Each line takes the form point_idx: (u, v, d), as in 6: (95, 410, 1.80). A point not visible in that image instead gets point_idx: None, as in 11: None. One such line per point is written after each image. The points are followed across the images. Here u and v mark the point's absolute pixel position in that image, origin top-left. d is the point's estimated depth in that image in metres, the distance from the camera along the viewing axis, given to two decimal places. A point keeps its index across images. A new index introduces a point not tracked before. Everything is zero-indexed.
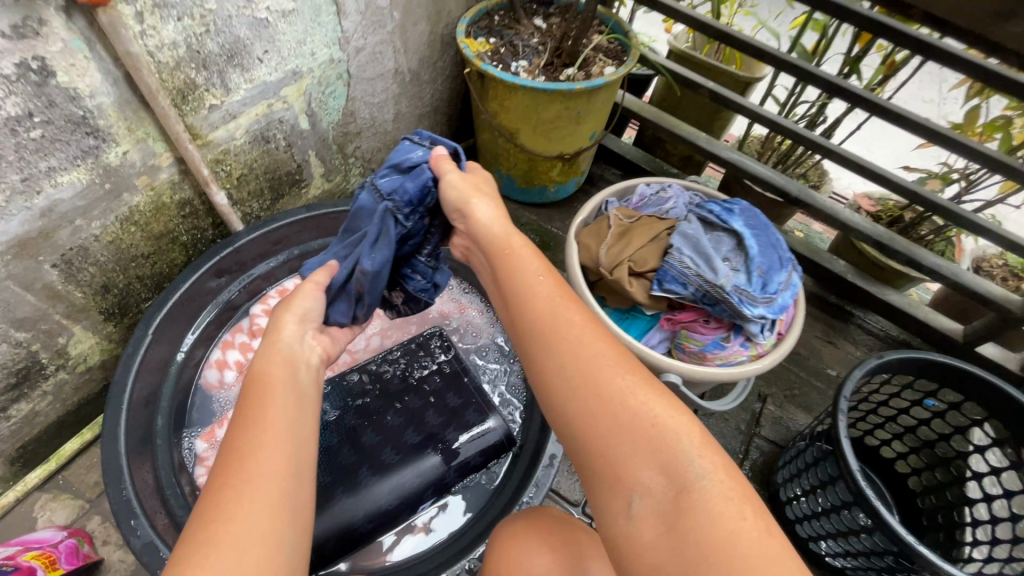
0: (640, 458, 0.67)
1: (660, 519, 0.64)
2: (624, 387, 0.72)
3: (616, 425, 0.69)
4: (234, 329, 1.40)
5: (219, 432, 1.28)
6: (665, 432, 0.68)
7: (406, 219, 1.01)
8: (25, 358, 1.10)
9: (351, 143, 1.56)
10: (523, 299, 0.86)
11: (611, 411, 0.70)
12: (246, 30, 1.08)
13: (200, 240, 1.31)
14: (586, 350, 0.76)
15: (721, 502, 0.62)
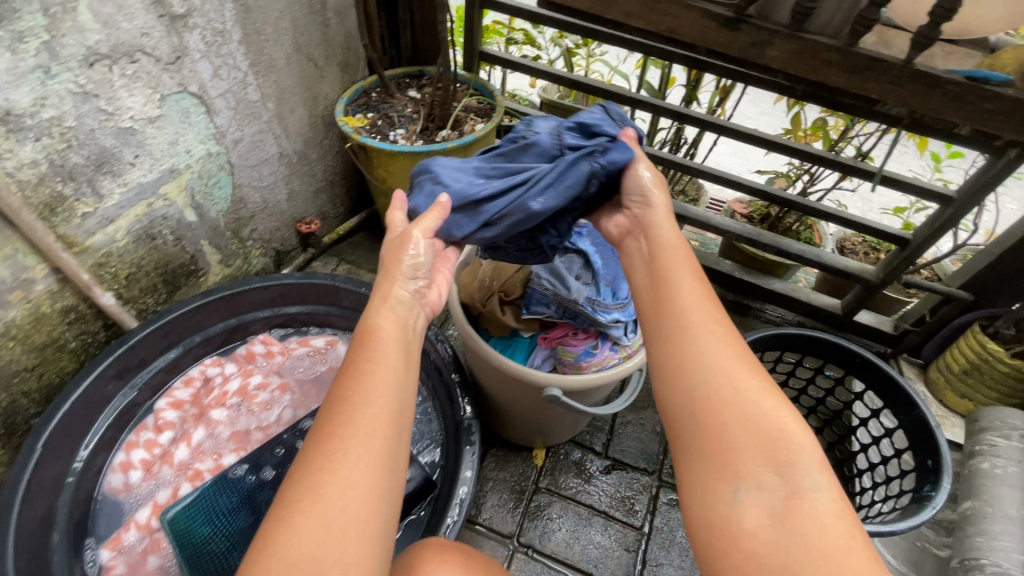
0: (755, 458, 0.64)
1: (768, 518, 0.60)
2: (759, 395, 0.68)
3: (744, 423, 0.66)
4: (138, 427, 1.19)
5: (129, 534, 1.03)
6: (791, 438, 0.64)
7: (593, 183, 0.91)
8: None
9: (246, 227, 1.49)
10: (676, 284, 0.82)
11: (739, 410, 0.67)
12: (113, 139, 1.03)
13: (92, 344, 1.15)
14: (728, 350, 0.73)
15: (828, 518, 0.59)
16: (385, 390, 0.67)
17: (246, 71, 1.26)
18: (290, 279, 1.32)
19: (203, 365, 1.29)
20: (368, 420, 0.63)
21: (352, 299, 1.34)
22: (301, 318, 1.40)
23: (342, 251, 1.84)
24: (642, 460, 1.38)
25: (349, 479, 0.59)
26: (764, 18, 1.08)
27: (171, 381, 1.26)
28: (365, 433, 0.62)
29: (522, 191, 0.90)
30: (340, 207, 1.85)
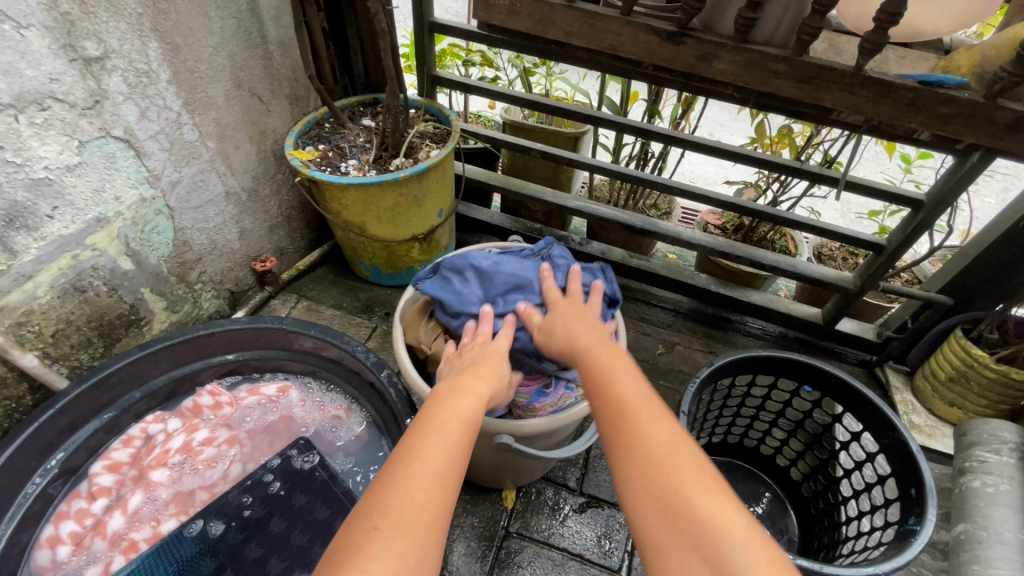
0: (683, 554, 0.56)
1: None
2: (680, 478, 0.61)
3: (667, 519, 0.58)
4: (71, 496, 1.10)
5: None
6: (712, 522, 0.56)
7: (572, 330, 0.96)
8: None
9: (193, 270, 1.42)
10: (595, 382, 0.77)
11: (663, 502, 0.60)
12: (25, 192, 0.97)
13: (16, 408, 1.07)
14: (648, 436, 0.66)
15: None
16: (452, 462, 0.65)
17: (179, 110, 1.21)
18: (235, 324, 1.25)
19: (145, 423, 1.21)
20: (428, 490, 0.60)
21: (303, 342, 1.27)
22: (252, 364, 1.33)
23: (303, 286, 1.78)
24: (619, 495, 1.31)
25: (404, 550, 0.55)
26: (708, 30, 1.03)
27: (108, 441, 1.18)
28: (421, 503, 0.59)
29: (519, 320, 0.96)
30: (299, 242, 1.79)
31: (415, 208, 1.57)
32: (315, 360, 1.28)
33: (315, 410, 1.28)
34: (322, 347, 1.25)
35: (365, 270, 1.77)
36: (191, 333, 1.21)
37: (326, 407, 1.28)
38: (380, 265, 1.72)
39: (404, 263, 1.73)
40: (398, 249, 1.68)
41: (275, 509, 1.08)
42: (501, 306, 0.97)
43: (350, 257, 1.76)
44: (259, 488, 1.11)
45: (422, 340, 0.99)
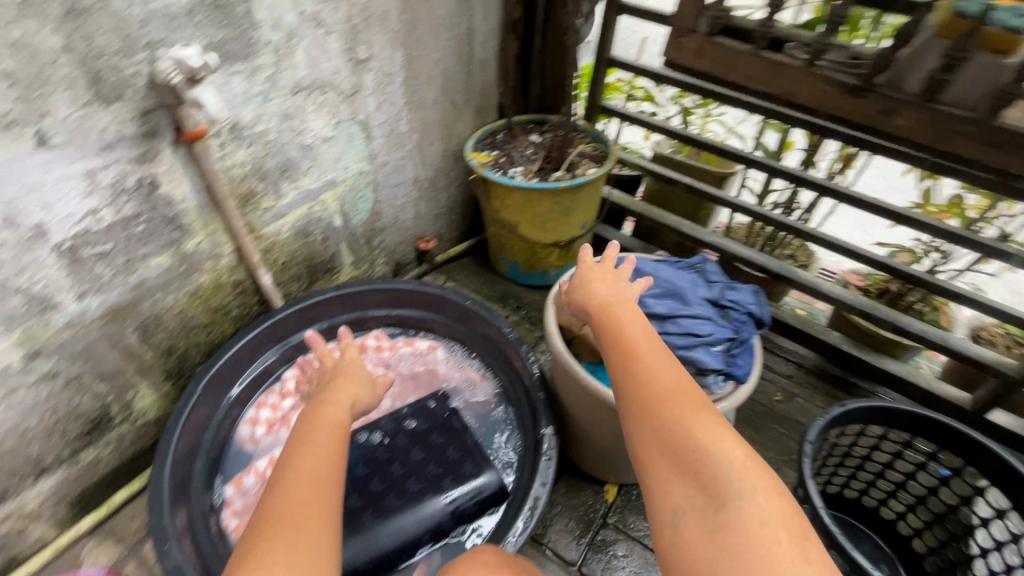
0: (683, 483, 0.69)
1: (699, 534, 0.65)
2: (685, 420, 0.73)
3: (671, 454, 0.71)
4: (267, 391, 1.39)
5: (250, 477, 1.21)
6: (714, 457, 0.69)
7: (715, 341, 0.96)
8: (100, 408, 1.15)
9: (377, 237, 1.71)
10: (611, 339, 0.89)
11: (668, 442, 0.72)
12: (297, 152, 1.28)
13: (249, 314, 1.39)
14: (655, 383, 0.78)
15: (755, 525, 0.62)
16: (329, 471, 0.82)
17: (401, 107, 1.50)
18: (407, 285, 1.49)
19: (325, 349, 1.49)
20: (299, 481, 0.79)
21: (456, 311, 1.49)
22: (411, 321, 1.57)
23: (450, 271, 2.02)
24: None
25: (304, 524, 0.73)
26: (893, 87, 1.08)
27: (298, 358, 1.47)
28: (312, 486, 0.78)
29: (664, 318, 0.98)
30: (454, 231, 2.04)
31: (564, 218, 1.74)
32: (463, 329, 1.49)
33: (456, 370, 1.48)
34: (473, 318, 1.45)
35: (504, 265, 1.97)
36: (374, 285, 1.47)
37: (465, 370, 1.48)
38: (520, 263, 1.90)
39: (541, 265, 1.90)
40: (540, 251, 1.86)
41: (418, 442, 1.27)
42: (654, 304, 1.01)
43: (495, 252, 1.97)
44: (406, 421, 1.31)
45: (571, 321, 1.11)
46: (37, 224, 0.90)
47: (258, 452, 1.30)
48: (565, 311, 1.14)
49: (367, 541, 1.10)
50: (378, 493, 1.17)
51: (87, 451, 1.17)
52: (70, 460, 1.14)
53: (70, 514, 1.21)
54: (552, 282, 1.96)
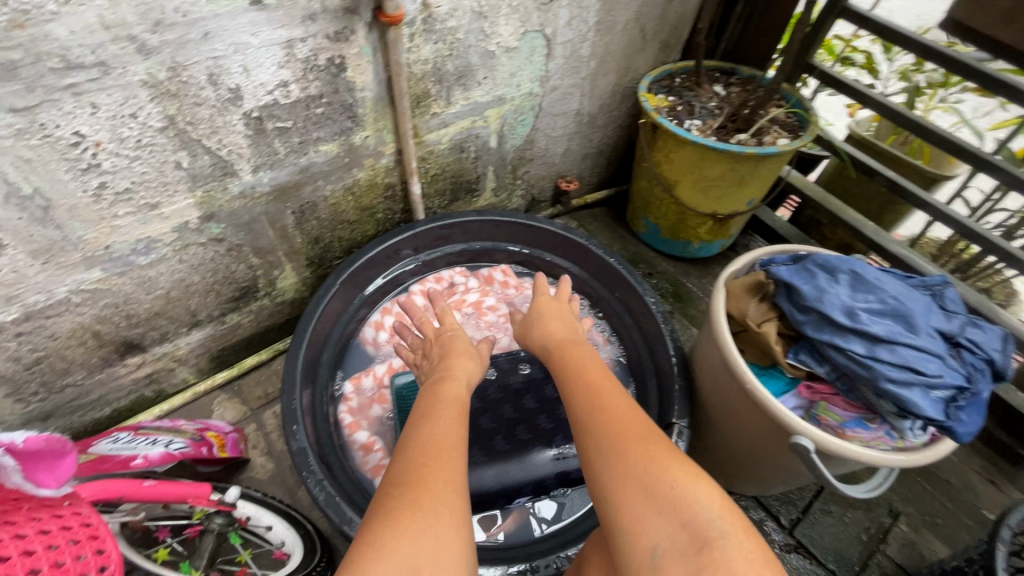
0: (662, 520, 0.72)
1: (683, 572, 0.67)
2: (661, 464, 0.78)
3: (653, 494, 0.75)
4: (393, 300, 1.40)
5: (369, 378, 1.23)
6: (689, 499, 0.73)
7: (938, 387, 0.78)
8: (250, 279, 1.19)
9: (523, 167, 1.60)
10: (582, 390, 0.96)
11: (651, 482, 0.76)
12: (477, 58, 1.17)
13: (390, 220, 1.37)
14: (624, 424, 0.85)
15: (741, 564, 0.65)
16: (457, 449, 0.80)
17: (590, 27, 1.33)
18: (551, 226, 1.40)
19: (454, 271, 1.46)
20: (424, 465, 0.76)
21: (595, 266, 1.40)
22: (542, 264, 1.49)
23: (582, 217, 1.89)
24: (831, 559, 1.21)
25: (434, 502, 0.70)
26: None
27: (426, 274, 1.45)
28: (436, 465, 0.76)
29: (880, 343, 0.81)
30: (597, 177, 1.89)
31: (734, 188, 1.53)
32: (599, 287, 1.41)
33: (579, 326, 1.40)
34: (616, 278, 1.36)
35: (642, 226, 1.80)
36: (517, 219, 1.39)
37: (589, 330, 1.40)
38: (662, 227, 1.73)
39: (686, 235, 1.72)
40: (690, 219, 1.67)
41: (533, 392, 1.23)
42: (871, 322, 0.83)
43: (636, 208, 1.80)
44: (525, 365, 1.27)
45: (749, 312, 0.97)
46: (235, 86, 0.88)
47: (377, 357, 1.32)
48: (740, 299, 1.00)
49: (470, 475, 1.10)
50: (486, 431, 1.15)
51: (232, 315, 1.24)
52: (218, 320, 1.22)
53: (209, 367, 1.31)
54: (690, 255, 1.78)
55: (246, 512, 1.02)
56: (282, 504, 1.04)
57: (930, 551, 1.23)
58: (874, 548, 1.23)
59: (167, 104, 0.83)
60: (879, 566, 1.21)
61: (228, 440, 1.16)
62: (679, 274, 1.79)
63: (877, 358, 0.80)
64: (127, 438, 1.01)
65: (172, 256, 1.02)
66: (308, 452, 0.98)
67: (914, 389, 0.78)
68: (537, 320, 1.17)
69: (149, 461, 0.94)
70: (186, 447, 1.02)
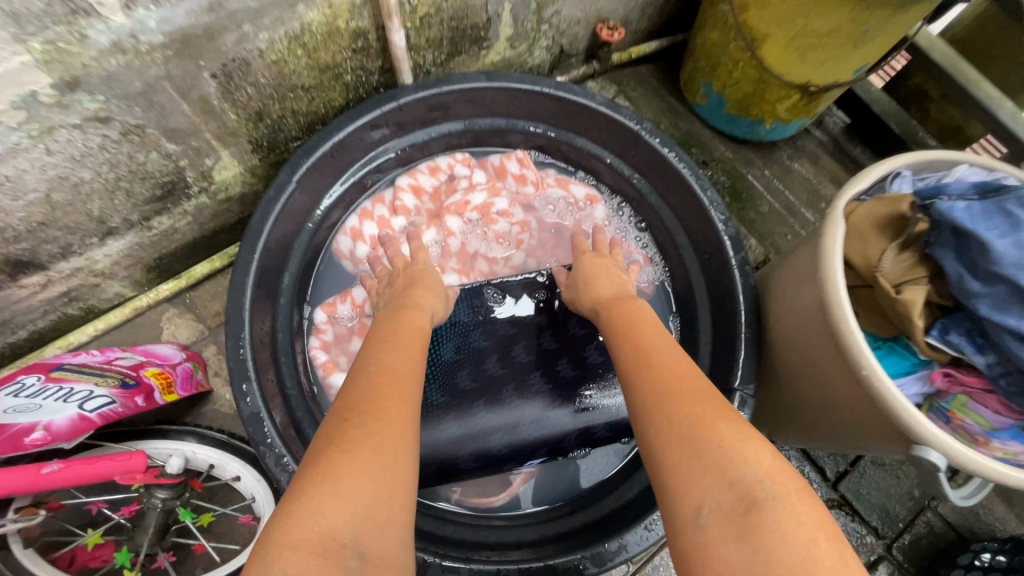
0: (701, 475, 0.49)
1: (730, 542, 0.44)
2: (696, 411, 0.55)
3: (693, 444, 0.51)
4: (375, 198, 1.07)
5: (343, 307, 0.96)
6: (728, 448, 0.49)
7: None
8: (172, 172, 0.86)
9: (552, 5, 1.14)
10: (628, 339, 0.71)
11: (691, 434, 0.52)
12: None
13: (364, 85, 0.97)
14: (663, 365, 0.63)
15: (796, 527, 0.43)
16: (412, 385, 0.63)
17: None
18: (589, 100, 1.01)
19: (453, 159, 1.11)
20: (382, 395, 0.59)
21: (642, 161, 1.04)
22: (571, 152, 1.12)
23: (623, 78, 1.44)
24: (876, 516, 1.10)
25: (392, 436, 0.54)
26: None
27: (417, 161, 1.10)
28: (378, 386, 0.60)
29: None
30: (649, 21, 1.40)
31: (847, 50, 1.09)
32: (645, 191, 1.07)
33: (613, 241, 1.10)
34: (671, 180, 1.01)
35: (700, 96, 1.38)
36: (541, 88, 1.00)
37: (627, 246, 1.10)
38: (729, 99, 1.31)
39: (759, 113, 1.31)
40: (769, 91, 1.25)
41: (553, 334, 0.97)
42: None
43: (695, 69, 1.35)
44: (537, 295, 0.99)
45: (881, 263, 0.67)
46: None
47: (357, 275, 1.04)
48: (866, 243, 0.69)
49: (472, 434, 0.90)
50: (496, 379, 0.92)
51: (160, 218, 0.93)
52: (140, 226, 0.91)
53: (148, 278, 1.04)
54: (758, 137, 1.37)
55: (209, 462, 0.89)
56: (249, 448, 0.91)
57: (986, 510, 1.10)
58: (924, 503, 1.11)
59: None
60: (927, 523, 1.10)
61: (178, 375, 0.95)
62: (739, 162, 1.42)
63: None
64: (34, 387, 0.79)
65: (34, 146, 0.68)
66: (264, 417, 0.76)
67: None
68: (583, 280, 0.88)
69: (53, 434, 0.75)
70: (115, 406, 0.81)
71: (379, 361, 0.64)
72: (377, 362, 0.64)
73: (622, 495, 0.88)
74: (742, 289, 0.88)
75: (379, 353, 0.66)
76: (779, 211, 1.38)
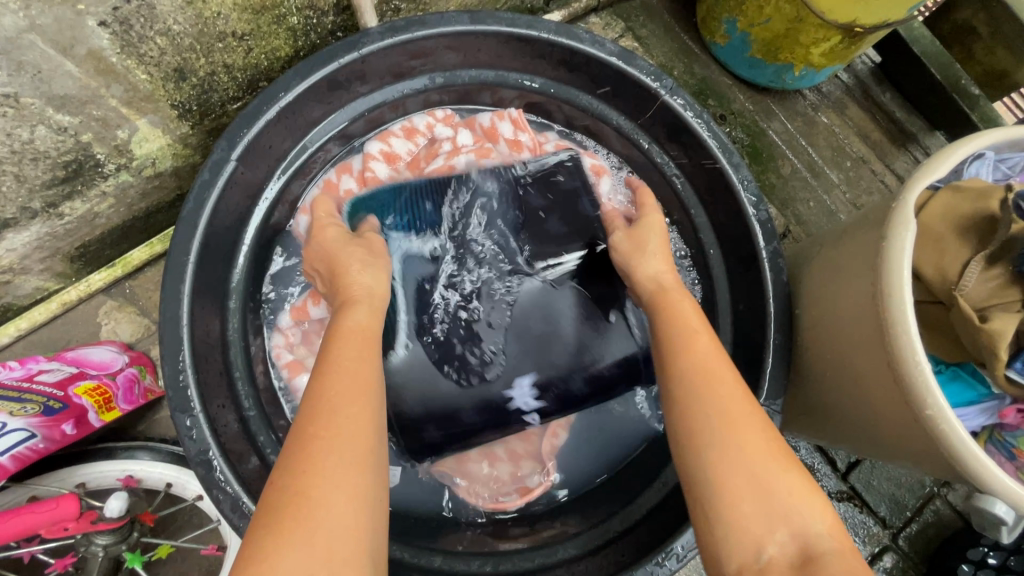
0: (760, 518, 0.48)
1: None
2: (759, 453, 0.52)
3: (752, 483, 0.50)
4: (341, 168, 0.90)
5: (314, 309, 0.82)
6: (791, 497, 0.49)
7: None
8: (74, 150, 0.68)
9: None
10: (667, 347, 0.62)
11: (767, 472, 0.50)
12: None
13: (316, 28, 0.77)
14: (725, 387, 0.56)
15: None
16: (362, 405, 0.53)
17: None
18: (602, 50, 0.82)
19: (433, 118, 0.93)
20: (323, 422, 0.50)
21: (658, 124, 0.88)
22: (573, 111, 0.94)
23: (631, 12, 1.21)
24: (885, 506, 1.03)
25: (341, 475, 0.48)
26: None
27: (390, 122, 0.92)
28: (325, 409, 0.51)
29: None
30: None
31: None
32: (660, 160, 0.91)
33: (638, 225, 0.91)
34: (693, 148, 0.85)
35: (722, 35, 1.17)
36: (538, 34, 0.80)
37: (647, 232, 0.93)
38: (756, 40, 1.11)
39: (790, 57, 1.11)
40: (806, 31, 1.05)
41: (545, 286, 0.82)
42: None
43: (718, 0, 1.13)
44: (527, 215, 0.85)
45: (962, 281, 0.55)
46: None
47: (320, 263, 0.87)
48: (944, 251, 0.57)
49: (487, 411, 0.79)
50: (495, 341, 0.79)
51: (71, 203, 0.75)
52: (46, 214, 0.74)
53: (74, 268, 0.88)
54: (784, 86, 1.19)
55: (165, 481, 0.78)
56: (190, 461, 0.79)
57: None
58: (934, 491, 1.05)
59: None
60: (935, 512, 1.04)
61: (118, 389, 0.79)
62: (763, 115, 1.24)
63: None
64: None
65: None
66: (213, 456, 0.65)
67: None
68: (647, 249, 0.75)
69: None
70: (32, 442, 0.71)
71: (326, 382, 0.54)
72: (325, 383, 0.54)
73: (629, 516, 0.80)
74: (771, 287, 0.77)
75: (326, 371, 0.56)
76: (801, 172, 1.22)
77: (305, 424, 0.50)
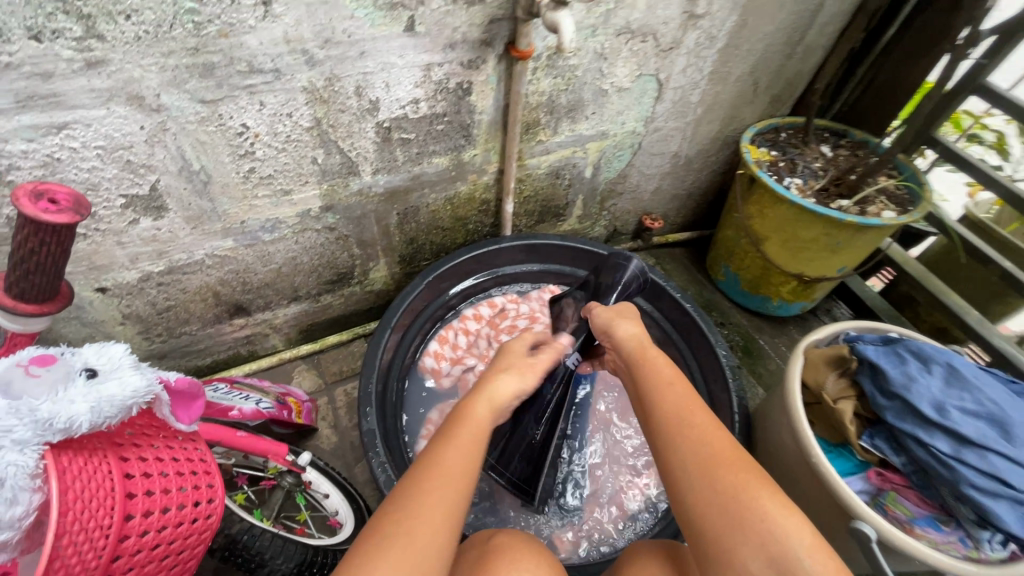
0: (745, 543, 0.61)
1: None
2: (743, 490, 0.64)
3: (728, 507, 0.63)
4: (437, 340, 1.41)
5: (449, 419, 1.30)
6: (769, 527, 0.61)
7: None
8: (348, 267, 1.30)
9: (611, 200, 1.62)
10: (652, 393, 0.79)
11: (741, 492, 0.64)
12: (589, 95, 1.26)
13: (479, 232, 1.44)
14: (694, 434, 0.71)
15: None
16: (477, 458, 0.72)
17: (704, 75, 1.37)
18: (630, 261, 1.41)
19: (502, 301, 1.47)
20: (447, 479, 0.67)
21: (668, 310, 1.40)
22: None
23: (660, 255, 1.88)
24: None
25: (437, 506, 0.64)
26: None
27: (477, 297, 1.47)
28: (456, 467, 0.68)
29: (972, 456, 0.77)
30: (684, 217, 1.87)
31: (826, 255, 1.48)
32: (670, 333, 1.40)
33: None
34: (688, 324, 1.36)
35: (721, 275, 1.78)
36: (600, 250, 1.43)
37: None
38: (743, 278, 1.70)
39: (766, 291, 1.67)
40: (773, 275, 1.62)
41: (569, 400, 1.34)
42: (964, 425, 0.80)
43: (717, 256, 1.77)
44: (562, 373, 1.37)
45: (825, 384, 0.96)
46: (375, 99, 0.98)
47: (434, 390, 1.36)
48: (817, 370, 0.99)
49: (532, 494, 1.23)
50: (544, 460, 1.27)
51: (327, 296, 1.35)
52: (313, 299, 1.34)
53: (296, 339, 1.43)
54: (767, 311, 1.72)
55: None
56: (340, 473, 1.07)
57: None
58: None
59: (317, 108, 0.94)
60: None
61: (305, 408, 1.27)
62: (753, 329, 1.74)
63: (964, 469, 0.77)
64: (225, 389, 1.06)
65: (291, 236, 1.14)
66: (375, 436, 1.08)
67: (998, 508, 0.75)
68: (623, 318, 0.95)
69: (245, 414, 1.03)
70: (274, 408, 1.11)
71: (447, 445, 0.71)
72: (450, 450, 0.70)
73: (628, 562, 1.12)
74: (736, 409, 1.17)
75: (443, 441, 0.72)
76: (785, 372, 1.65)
77: (431, 476, 0.67)
